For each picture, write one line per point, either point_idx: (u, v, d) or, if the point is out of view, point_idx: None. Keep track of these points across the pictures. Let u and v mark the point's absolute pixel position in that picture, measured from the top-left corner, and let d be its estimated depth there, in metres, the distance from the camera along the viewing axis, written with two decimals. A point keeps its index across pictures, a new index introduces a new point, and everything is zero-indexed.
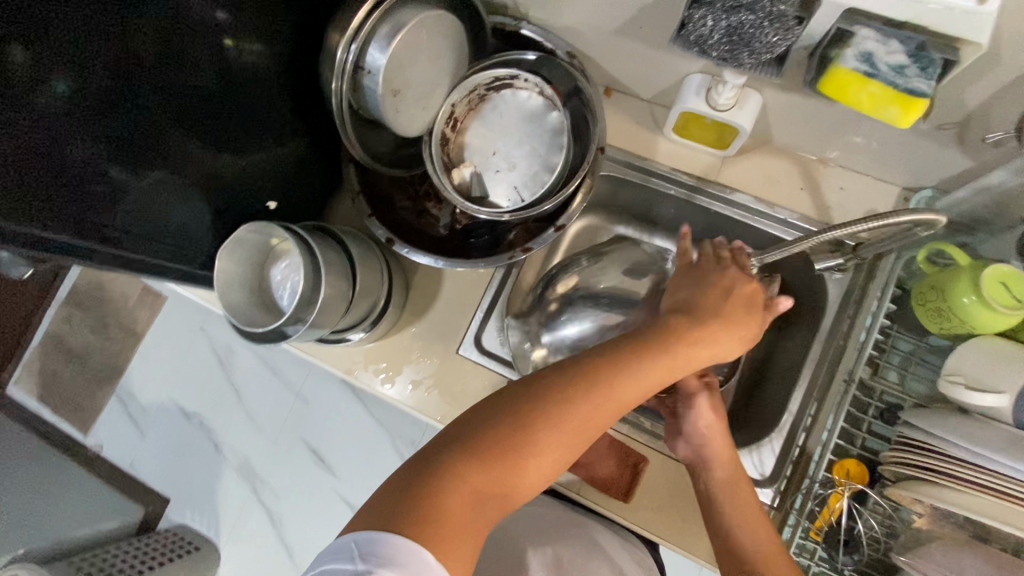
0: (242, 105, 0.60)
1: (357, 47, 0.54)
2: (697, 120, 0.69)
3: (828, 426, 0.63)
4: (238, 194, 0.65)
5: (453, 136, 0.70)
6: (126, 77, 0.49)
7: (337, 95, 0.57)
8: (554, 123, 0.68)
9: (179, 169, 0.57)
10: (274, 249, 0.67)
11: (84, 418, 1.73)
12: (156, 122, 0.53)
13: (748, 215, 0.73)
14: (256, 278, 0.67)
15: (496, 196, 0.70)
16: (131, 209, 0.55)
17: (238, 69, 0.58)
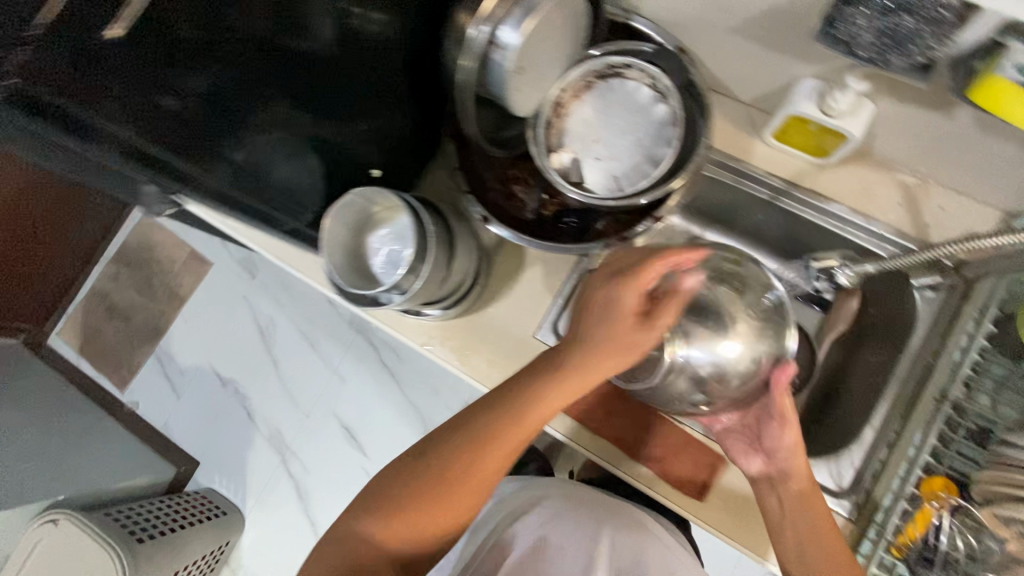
0: (357, 72, 0.60)
1: (490, 27, 0.55)
2: (802, 125, 0.68)
3: (917, 443, 0.64)
4: (348, 159, 0.67)
5: (556, 120, 0.70)
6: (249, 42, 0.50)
7: (464, 73, 0.58)
8: (660, 116, 0.67)
9: (294, 130, 0.59)
10: (378, 216, 0.68)
11: (122, 375, 1.76)
12: (272, 86, 0.54)
13: (841, 226, 0.74)
14: (355, 245, 0.68)
15: (594, 184, 0.69)
16: (248, 165, 0.57)
17: (357, 35, 0.58)
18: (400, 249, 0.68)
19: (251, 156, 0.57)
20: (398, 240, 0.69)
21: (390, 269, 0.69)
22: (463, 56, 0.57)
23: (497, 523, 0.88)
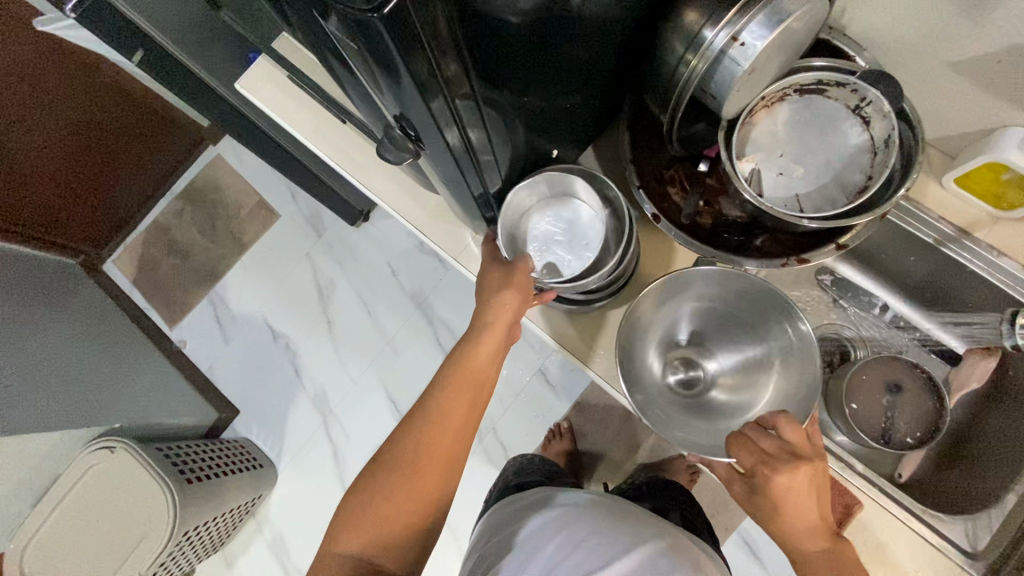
0: (585, 53, 0.57)
1: (731, 32, 0.54)
2: (995, 174, 0.66)
3: None
4: (532, 128, 0.63)
5: (745, 127, 0.67)
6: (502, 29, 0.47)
7: (690, 72, 0.57)
8: (857, 141, 0.65)
9: (520, 107, 0.58)
10: (556, 203, 0.74)
11: (174, 312, 1.75)
12: (513, 67, 0.52)
13: (1011, 284, 0.71)
14: (526, 224, 0.74)
15: (773, 198, 0.67)
16: (485, 143, 0.58)
17: (594, 17, 0.53)
18: (572, 236, 0.73)
19: (483, 136, 0.57)
20: (571, 232, 0.73)
21: (557, 256, 0.73)
22: (693, 56, 0.56)
23: (561, 517, 0.83)
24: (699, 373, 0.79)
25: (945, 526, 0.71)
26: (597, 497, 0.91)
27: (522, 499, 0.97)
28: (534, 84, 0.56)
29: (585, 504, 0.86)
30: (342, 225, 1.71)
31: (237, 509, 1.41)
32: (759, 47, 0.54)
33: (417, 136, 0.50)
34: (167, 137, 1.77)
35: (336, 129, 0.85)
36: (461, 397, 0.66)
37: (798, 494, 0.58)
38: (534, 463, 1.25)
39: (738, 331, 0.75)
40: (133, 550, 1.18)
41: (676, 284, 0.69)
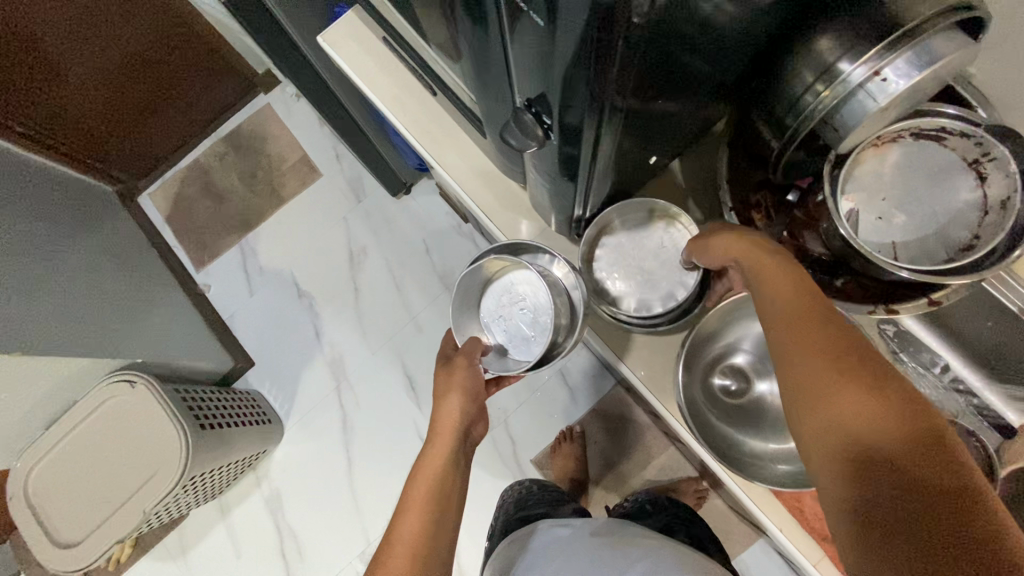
0: (712, 66, 0.55)
1: (868, 69, 0.51)
2: None
3: None
4: (649, 134, 0.60)
5: (852, 164, 0.65)
6: (665, 41, 0.45)
7: (819, 102, 0.55)
8: (969, 198, 0.62)
9: (645, 117, 0.56)
10: (510, 280, 0.80)
11: (202, 255, 1.74)
12: (656, 79, 0.50)
13: None
14: (483, 303, 0.81)
15: (868, 241, 0.65)
16: (608, 155, 0.56)
17: (732, 31, 0.51)
18: (523, 312, 0.78)
19: (611, 148, 0.54)
20: (526, 307, 0.78)
21: (511, 334, 0.79)
22: (824, 87, 0.54)
23: (580, 546, 0.83)
24: (744, 388, 0.74)
25: None
26: (623, 531, 0.89)
27: (549, 525, 0.96)
28: (667, 90, 0.53)
29: (607, 537, 0.85)
30: (383, 195, 1.69)
31: (240, 461, 1.41)
32: (902, 85, 0.51)
33: (550, 122, 0.48)
34: (219, 78, 1.74)
35: (416, 100, 0.83)
36: (420, 507, 0.63)
37: (782, 292, 0.56)
38: (535, 494, 1.20)
39: None
40: (140, 488, 1.18)
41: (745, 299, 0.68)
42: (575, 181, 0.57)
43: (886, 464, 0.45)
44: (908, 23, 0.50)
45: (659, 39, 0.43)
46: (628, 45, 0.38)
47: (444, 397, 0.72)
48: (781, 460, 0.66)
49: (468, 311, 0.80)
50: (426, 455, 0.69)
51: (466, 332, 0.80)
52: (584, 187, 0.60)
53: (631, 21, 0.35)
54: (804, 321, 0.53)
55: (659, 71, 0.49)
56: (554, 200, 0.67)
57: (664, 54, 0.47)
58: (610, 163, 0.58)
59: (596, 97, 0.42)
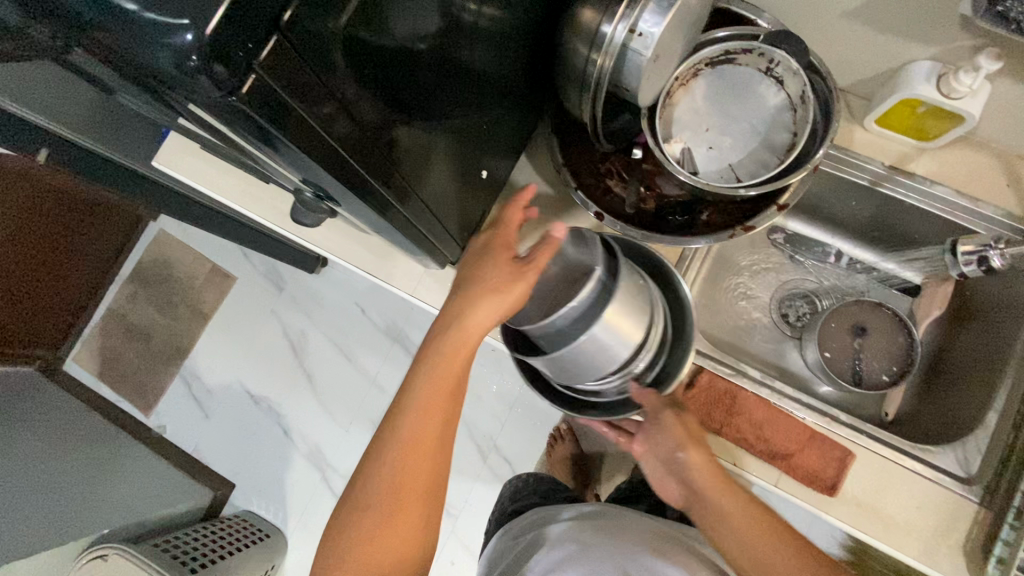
0: (484, 68, 0.57)
1: (628, 24, 0.54)
2: (912, 109, 0.68)
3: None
4: (461, 147, 0.62)
5: (664, 110, 0.68)
6: (401, 68, 0.47)
7: (598, 70, 0.56)
8: (777, 103, 0.66)
9: (441, 138, 0.58)
10: (579, 367, 0.59)
11: (147, 399, 1.69)
12: (420, 101, 0.51)
13: (950, 209, 0.73)
14: (618, 334, 0.57)
15: (706, 173, 0.68)
16: (416, 185, 0.57)
17: (480, 33, 0.53)
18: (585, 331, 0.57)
19: (412, 180, 0.56)
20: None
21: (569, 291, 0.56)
22: (597, 55, 0.55)
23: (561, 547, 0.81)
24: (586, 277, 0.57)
25: (935, 460, 0.68)
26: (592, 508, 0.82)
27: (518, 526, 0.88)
28: (452, 100, 0.56)
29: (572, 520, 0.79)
30: (303, 275, 1.68)
31: None
32: (658, 33, 0.54)
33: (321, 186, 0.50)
34: (106, 229, 1.67)
35: (266, 190, 0.83)
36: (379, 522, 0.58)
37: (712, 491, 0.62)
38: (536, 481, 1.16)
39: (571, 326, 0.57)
40: None
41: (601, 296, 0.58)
42: (407, 220, 0.59)
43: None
44: None
45: (376, 66, 0.44)
46: (306, 98, 0.39)
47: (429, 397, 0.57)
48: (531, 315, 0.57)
49: (628, 318, 0.57)
50: (461, 334, 0.56)
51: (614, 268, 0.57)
52: (423, 219, 0.62)
53: (293, 79, 0.37)
54: (720, 476, 0.62)
55: (418, 94, 0.51)
56: (414, 247, 0.67)
57: (406, 77, 0.48)
58: (428, 189, 0.60)
59: (331, 148, 0.43)
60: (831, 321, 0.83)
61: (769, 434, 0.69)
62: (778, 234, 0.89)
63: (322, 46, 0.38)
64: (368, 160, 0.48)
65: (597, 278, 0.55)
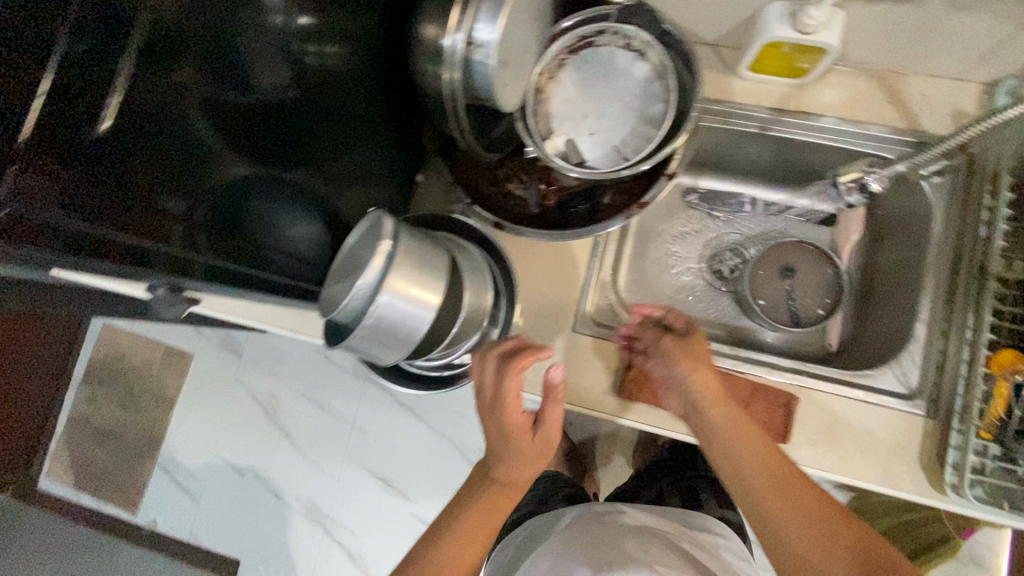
0: (334, 106, 0.56)
1: (465, 32, 0.52)
2: (778, 51, 0.68)
3: (969, 326, 0.65)
4: (328, 196, 0.59)
5: (539, 107, 0.68)
6: (246, 108, 0.46)
7: (449, 85, 0.55)
8: (644, 75, 0.66)
9: (305, 188, 0.56)
10: (380, 350, 0.50)
11: (130, 497, 1.65)
12: (268, 151, 0.50)
13: (837, 138, 0.73)
14: (413, 305, 0.48)
15: (594, 160, 0.68)
16: (280, 243, 0.53)
17: (317, 70, 0.52)
18: (391, 312, 0.48)
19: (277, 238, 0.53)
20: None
21: (359, 264, 0.49)
22: (443, 71, 0.54)
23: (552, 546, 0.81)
24: (380, 253, 0.48)
25: (875, 383, 0.69)
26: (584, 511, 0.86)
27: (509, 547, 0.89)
28: (307, 144, 0.54)
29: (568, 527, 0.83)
30: (258, 335, 1.64)
31: None
32: (495, 37, 0.53)
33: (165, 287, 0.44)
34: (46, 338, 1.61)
35: None
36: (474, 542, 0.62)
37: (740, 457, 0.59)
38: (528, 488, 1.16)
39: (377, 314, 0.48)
40: None
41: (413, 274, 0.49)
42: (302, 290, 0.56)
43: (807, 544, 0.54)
44: None
45: (221, 111, 0.44)
46: (134, 161, 0.37)
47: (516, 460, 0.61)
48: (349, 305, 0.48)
49: (427, 291, 0.49)
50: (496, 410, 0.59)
51: (405, 236, 0.49)
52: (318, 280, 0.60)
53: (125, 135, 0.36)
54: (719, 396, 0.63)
55: (271, 140, 0.50)
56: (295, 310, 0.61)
57: (258, 118, 0.48)
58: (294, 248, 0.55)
59: (168, 215, 0.41)
60: (761, 269, 0.84)
61: None
62: (694, 193, 0.90)
63: (151, 97, 0.38)
64: (209, 224, 0.45)
65: (385, 250, 0.48)
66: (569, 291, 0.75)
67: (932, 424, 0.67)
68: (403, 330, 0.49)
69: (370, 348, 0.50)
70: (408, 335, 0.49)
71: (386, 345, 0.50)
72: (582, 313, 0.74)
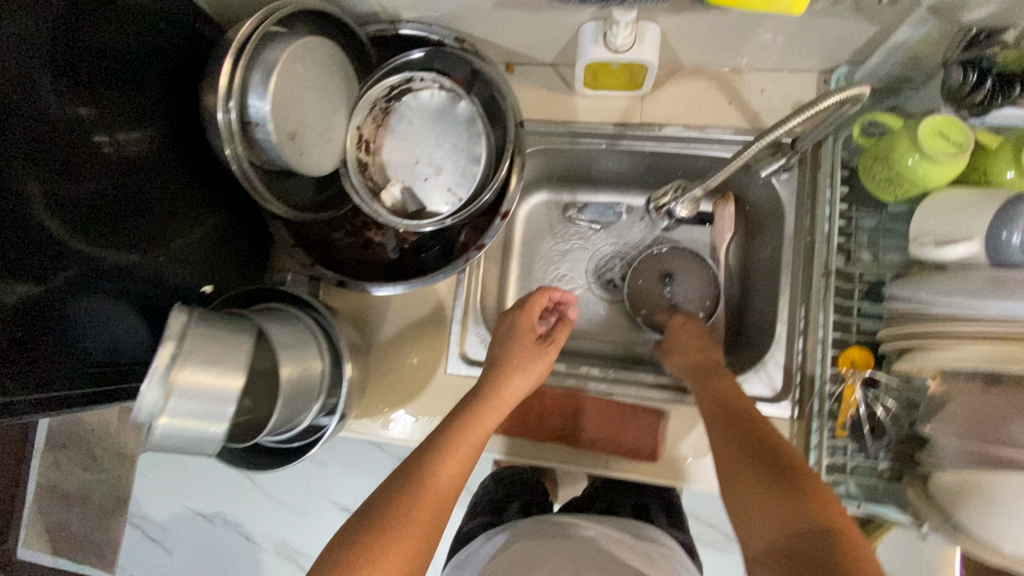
0: (147, 194, 0.58)
1: (236, 103, 0.52)
2: (604, 69, 0.67)
3: (820, 323, 0.64)
4: (155, 282, 0.61)
5: (370, 158, 0.67)
6: (55, 206, 0.49)
7: (235, 159, 0.54)
8: (465, 114, 0.67)
9: (128, 280, 0.57)
10: (191, 446, 0.50)
11: (107, 556, 1.67)
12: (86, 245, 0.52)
13: (683, 145, 0.73)
14: (208, 394, 0.49)
15: (433, 204, 0.67)
16: (95, 340, 0.55)
17: (118, 164, 0.55)
18: (183, 406, 0.48)
19: (94, 336, 0.55)
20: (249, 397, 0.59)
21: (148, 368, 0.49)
22: (226, 145, 0.53)
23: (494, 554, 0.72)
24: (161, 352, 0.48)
25: (743, 389, 0.69)
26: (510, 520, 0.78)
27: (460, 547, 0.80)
28: (130, 232, 0.57)
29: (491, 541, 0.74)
30: None
31: None
32: (267, 106, 0.52)
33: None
34: None
35: None
36: (454, 469, 0.55)
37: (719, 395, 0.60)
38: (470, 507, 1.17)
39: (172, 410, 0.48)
40: None
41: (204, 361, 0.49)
42: (105, 389, 0.57)
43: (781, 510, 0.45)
44: (232, 45, 0.51)
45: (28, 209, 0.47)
46: None
47: (514, 371, 0.64)
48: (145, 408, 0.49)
49: (224, 379, 0.49)
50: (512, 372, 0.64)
51: (191, 331, 0.49)
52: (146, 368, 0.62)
53: None
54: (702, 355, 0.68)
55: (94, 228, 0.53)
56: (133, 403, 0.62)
57: (73, 208, 0.51)
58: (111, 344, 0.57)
59: None
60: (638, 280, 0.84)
61: (585, 422, 0.71)
62: (571, 210, 0.88)
63: None
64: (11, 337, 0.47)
65: (170, 351, 0.48)
66: (438, 333, 0.75)
67: (798, 423, 0.67)
68: (205, 419, 0.49)
69: (182, 445, 0.50)
70: (214, 423, 0.49)
71: (198, 439, 0.49)
72: (452, 354, 0.75)
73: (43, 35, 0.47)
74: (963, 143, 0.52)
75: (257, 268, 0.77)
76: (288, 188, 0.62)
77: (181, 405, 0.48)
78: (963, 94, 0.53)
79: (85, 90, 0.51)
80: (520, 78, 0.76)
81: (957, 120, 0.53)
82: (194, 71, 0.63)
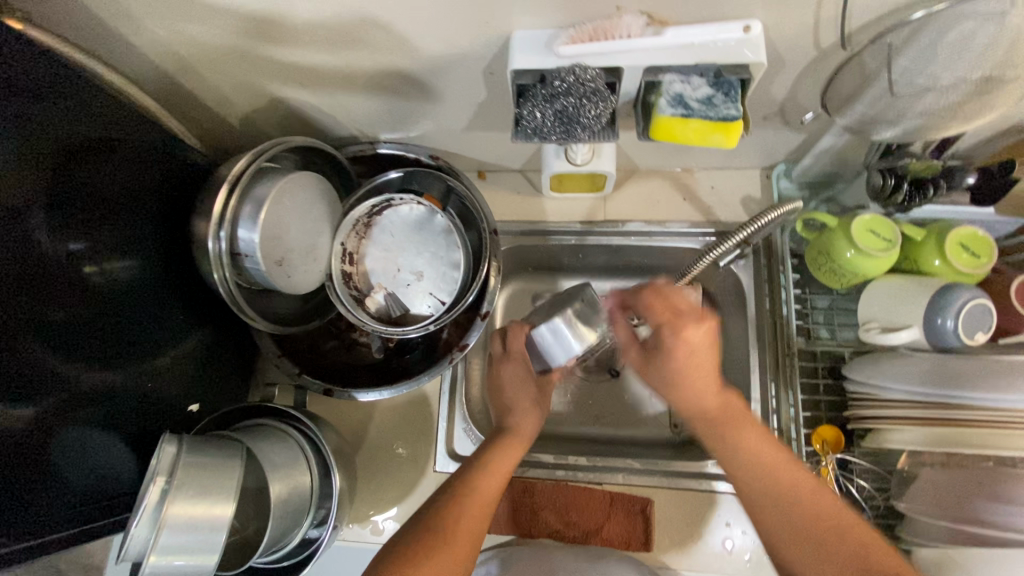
0: (135, 315, 0.60)
1: (227, 233, 0.55)
2: (568, 177, 0.73)
3: (790, 402, 0.68)
4: (137, 403, 0.60)
5: (353, 268, 0.70)
6: (42, 331, 0.50)
7: (223, 281, 0.57)
8: (443, 225, 0.71)
9: (110, 404, 0.57)
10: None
11: None
12: (71, 368, 0.53)
13: (646, 238, 0.78)
14: (203, 525, 0.48)
15: (416, 308, 0.71)
16: (75, 472, 0.54)
17: (106, 292, 0.56)
18: (179, 540, 0.48)
19: (75, 468, 0.54)
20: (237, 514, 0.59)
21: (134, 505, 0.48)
22: (215, 270, 0.57)
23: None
24: (156, 485, 0.48)
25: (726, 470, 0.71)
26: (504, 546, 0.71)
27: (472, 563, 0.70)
28: (117, 352, 0.58)
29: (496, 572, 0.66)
30: None
31: None
32: (255, 236, 0.56)
33: None
34: None
35: None
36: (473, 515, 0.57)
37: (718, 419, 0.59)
38: None
39: (163, 546, 0.47)
40: None
41: (199, 492, 0.49)
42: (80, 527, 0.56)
43: (836, 567, 0.48)
44: (225, 181, 0.56)
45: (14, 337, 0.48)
46: None
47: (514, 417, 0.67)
48: (136, 546, 0.48)
49: (215, 507, 0.49)
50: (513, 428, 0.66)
51: (184, 459, 0.50)
52: (124, 496, 0.60)
53: None
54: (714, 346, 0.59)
55: (82, 348, 0.54)
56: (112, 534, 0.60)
57: (63, 334, 0.52)
58: (94, 476, 0.56)
59: None
60: (599, 381, 0.84)
61: (576, 516, 0.72)
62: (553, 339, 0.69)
63: None
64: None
65: (161, 486, 0.48)
66: (425, 432, 0.76)
67: None
68: (200, 548, 0.49)
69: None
70: (210, 552, 0.49)
71: (192, 567, 0.49)
72: (439, 452, 0.75)
73: (36, 181, 0.49)
74: (891, 239, 0.59)
75: (239, 380, 0.78)
76: (273, 304, 0.65)
77: (176, 537, 0.47)
78: (886, 194, 0.60)
79: (82, 224, 0.54)
80: (491, 184, 0.82)
81: (882, 218, 0.60)
82: (186, 200, 0.66)
